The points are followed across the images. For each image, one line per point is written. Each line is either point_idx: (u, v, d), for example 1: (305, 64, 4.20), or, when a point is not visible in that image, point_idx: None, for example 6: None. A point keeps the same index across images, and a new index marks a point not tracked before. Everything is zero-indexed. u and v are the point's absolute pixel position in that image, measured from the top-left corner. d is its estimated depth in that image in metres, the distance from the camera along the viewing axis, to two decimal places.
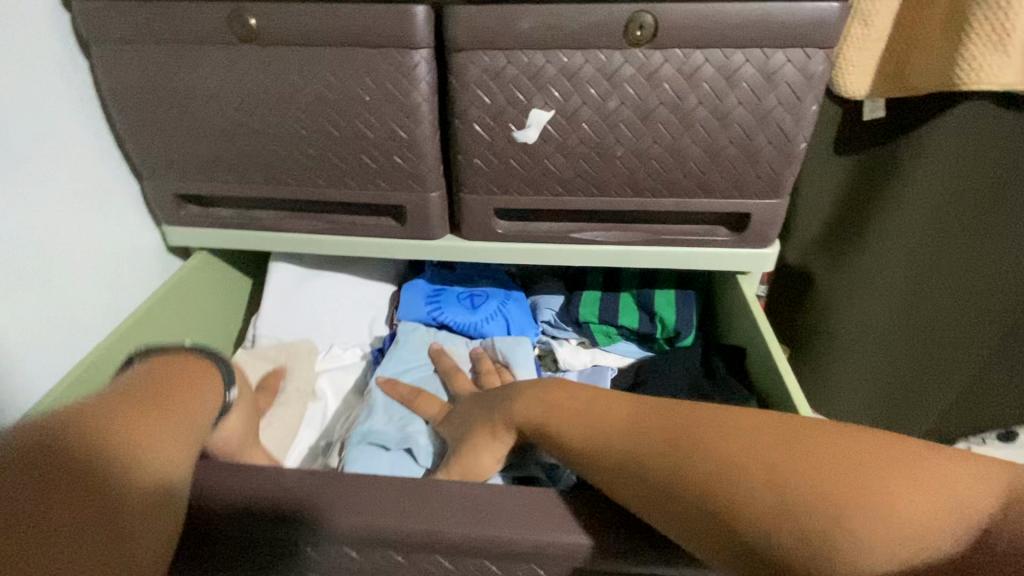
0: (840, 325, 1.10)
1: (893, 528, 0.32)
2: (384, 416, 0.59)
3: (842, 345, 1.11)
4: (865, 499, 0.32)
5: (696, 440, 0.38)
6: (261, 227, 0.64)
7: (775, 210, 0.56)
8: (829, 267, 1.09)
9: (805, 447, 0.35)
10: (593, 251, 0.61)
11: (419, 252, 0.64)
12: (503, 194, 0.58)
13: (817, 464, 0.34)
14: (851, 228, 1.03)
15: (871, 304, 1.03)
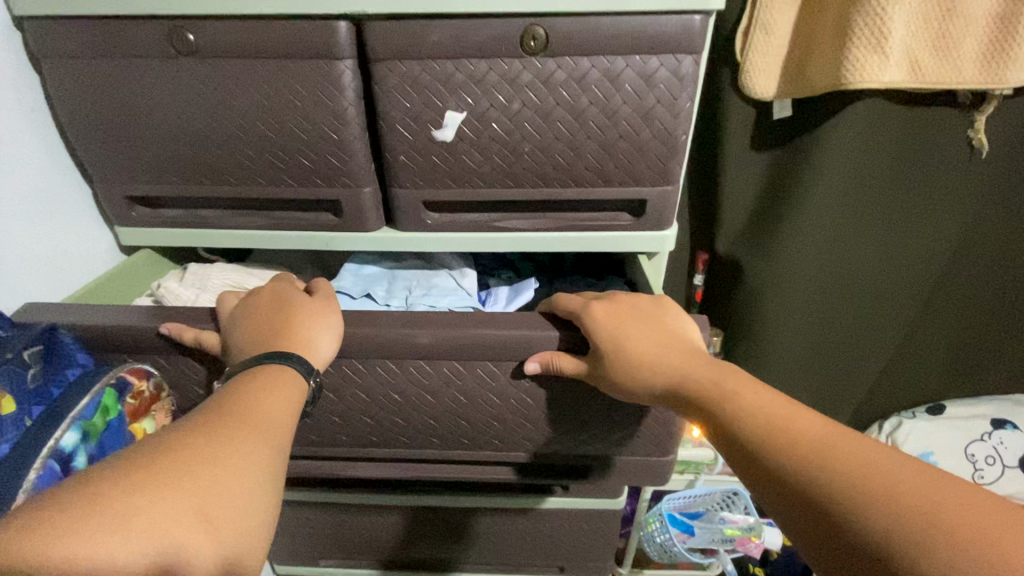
0: (775, 305, 1.18)
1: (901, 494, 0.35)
2: (349, 279, 0.75)
3: (780, 322, 1.19)
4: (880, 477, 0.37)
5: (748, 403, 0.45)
6: (209, 224, 0.70)
7: (663, 195, 0.63)
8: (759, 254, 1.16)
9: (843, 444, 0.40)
10: (510, 239, 0.68)
11: (354, 244, 0.70)
12: (429, 188, 0.64)
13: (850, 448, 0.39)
14: (774, 217, 1.11)
15: (801, 281, 1.14)
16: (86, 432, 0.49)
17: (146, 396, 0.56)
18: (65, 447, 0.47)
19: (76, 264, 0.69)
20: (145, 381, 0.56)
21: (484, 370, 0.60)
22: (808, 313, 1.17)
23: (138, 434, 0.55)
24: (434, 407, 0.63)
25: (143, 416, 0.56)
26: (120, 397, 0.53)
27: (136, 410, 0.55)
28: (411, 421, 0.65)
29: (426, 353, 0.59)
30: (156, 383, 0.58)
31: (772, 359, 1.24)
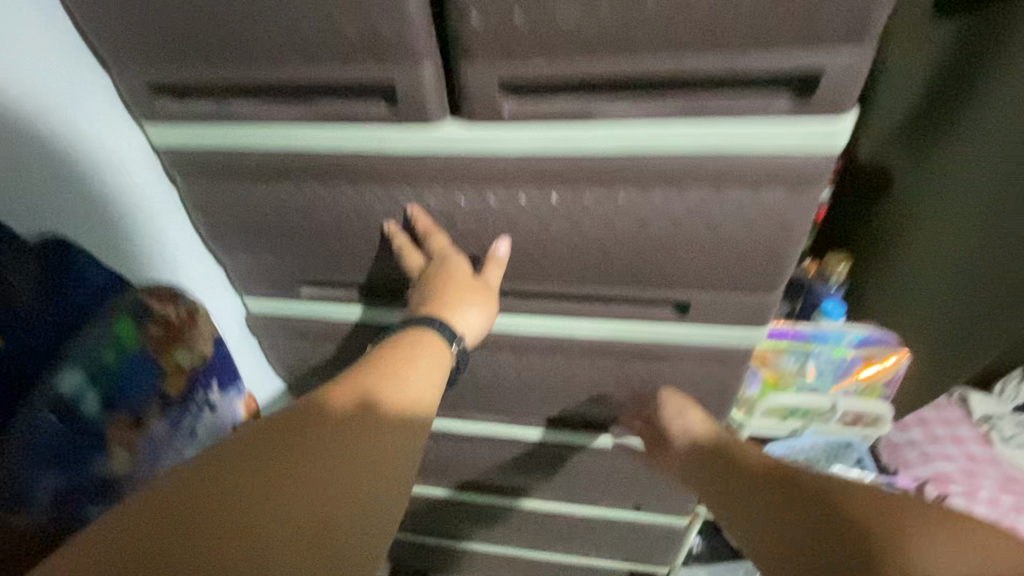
0: (922, 229, 0.92)
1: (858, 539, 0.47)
2: None
3: (924, 254, 0.93)
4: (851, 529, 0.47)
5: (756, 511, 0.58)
6: (243, 120, 0.58)
7: (847, 59, 0.43)
8: (916, 163, 0.89)
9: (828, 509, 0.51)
10: (613, 132, 0.51)
11: (412, 143, 0.55)
12: (509, 60, 0.48)
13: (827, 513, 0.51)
14: (947, 112, 0.82)
15: (962, 209, 0.85)
16: (94, 369, 0.55)
17: (176, 321, 0.64)
18: (73, 391, 0.53)
19: (103, 170, 0.59)
20: (173, 305, 0.64)
21: (593, 197, 0.56)
22: (963, 251, 0.87)
23: (170, 364, 0.63)
24: (541, 236, 0.61)
25: (173, 343, 0.64)
26: (138, 328, 0.59)
27: (163, 337, 0.62)
28: (517, 254, 0.63)
29: (535, 177, 0.56)
30: (187, 307, 0.66)
31: (907, 298, 0.99)
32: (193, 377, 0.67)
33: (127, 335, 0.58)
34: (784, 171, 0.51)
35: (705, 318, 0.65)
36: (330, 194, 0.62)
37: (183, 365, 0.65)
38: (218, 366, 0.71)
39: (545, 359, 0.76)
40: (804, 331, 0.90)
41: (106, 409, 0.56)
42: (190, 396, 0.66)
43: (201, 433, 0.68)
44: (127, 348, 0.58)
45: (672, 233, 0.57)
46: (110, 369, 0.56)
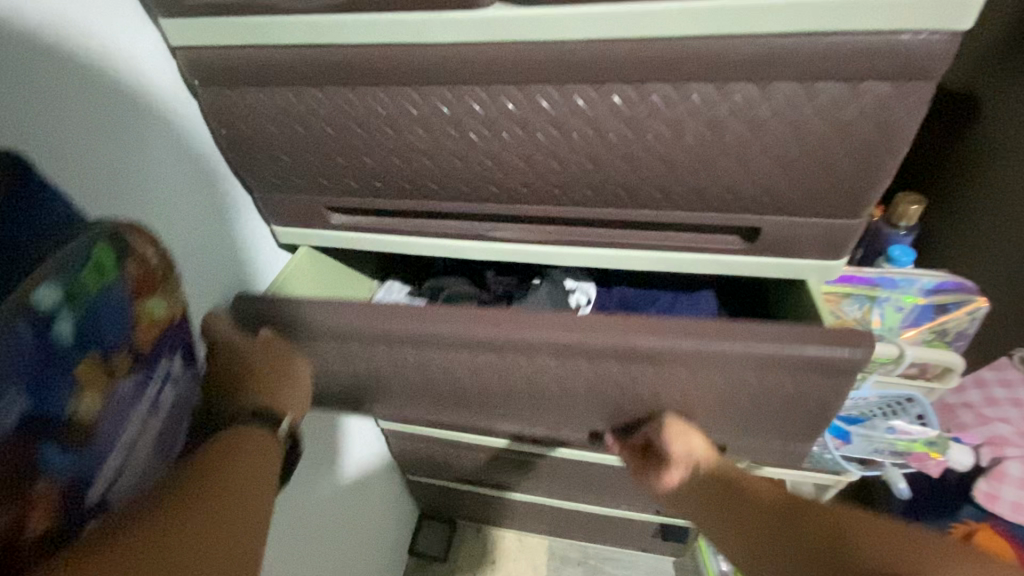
0: (1002, 169, 0.83)
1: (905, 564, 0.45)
2: None
3: (1001, 198, 0.84)
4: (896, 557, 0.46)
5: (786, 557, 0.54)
6: (267, 9, 0.51)
7: None
8: (1008, 88, 0.80)
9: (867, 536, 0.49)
10: (693, 10, 0.43)
11: (456, 32, 0.48)
12: None
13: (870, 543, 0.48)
14: None
15: None
16: (70, 293, 0.35)
17: (158, 263, 0.42)
18: (44, 308, 0.33)
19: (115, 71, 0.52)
20: (157, 244, 0.41)
21: (659, 97, 0.49)
22: None
23: (145, 316, 0.42)
24: (596, 148, 0.54)
25: (152, 289, 0.42)
26: (120, 257, 0.38)
27: (145, 278, 0.41)
28: (568, 169, 0.56)
29: (596, 72, 0.48)
30: (170, 250, 0.43)
31: (978, 251, 0.91)
32: (163, 339, 0.45)
33: (109, 263, 0.37)
34: (892, 59, 0.43)
35: (776, 245, 0.58)
36: (361, 100, 0.56)
37: (159, 318, 0.43)
38: (187, 330, 0.48)
39: (597, 365, 0.62)
40: (869, 276, 0.85)
41: (59, 363, 0.35)
42: (156, 361, 0.44)
43: (162, 407, 0.46)
44: (109, 278, 0.37)
45: (752, 141, 0.50)
46: (88, 297, 0.36)
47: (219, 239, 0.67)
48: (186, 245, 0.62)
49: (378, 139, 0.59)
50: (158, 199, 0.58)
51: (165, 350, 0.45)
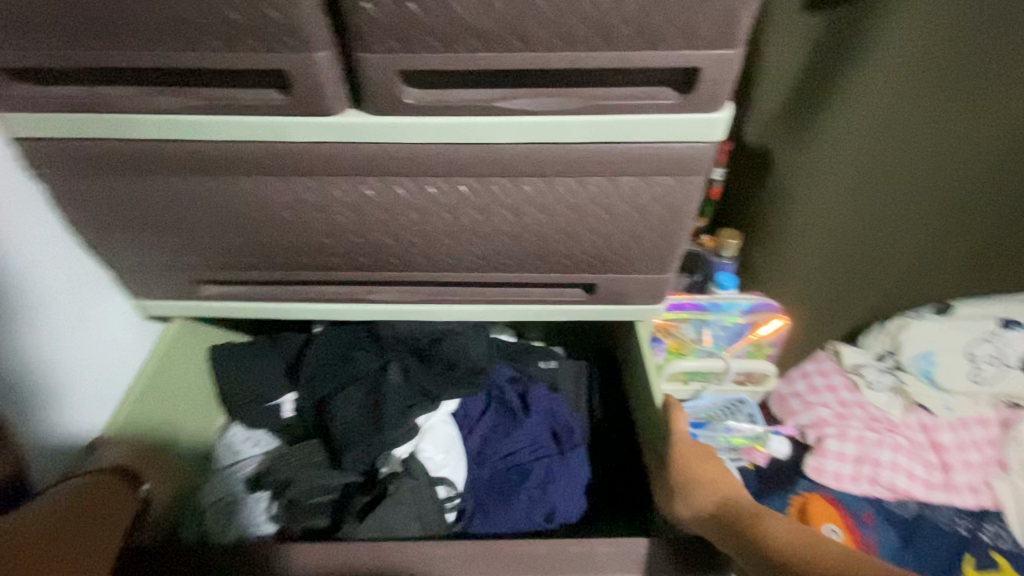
0: (789, 211, 1.06)
1: (794, 538, 0.51)
2: None
3: (792, 231, 1.08)
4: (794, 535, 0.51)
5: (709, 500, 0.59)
6: (116, 106, 0.53)
7: (716, 59, 0.48)
8: (788, 145, 1.01)
9: (765, 517, 0.55)
10: (512, 122, 0.52)
11: (312, 133, 0.54)
12: (408, 50, 0.48)
13: (777, 522, 0.53)
14: (808, 103, 0.95)
15: (822, 190, 0.99)
16: None
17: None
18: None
19: None
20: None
21: (499, 187, 0.58)
22: (820, 231, 1.04)
23: None
24: (450, 225, 0.61)
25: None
26: None
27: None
28: (428, 241, 0.63)
29: (442, 167, 0.56)
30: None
31: (784, 271, 1.14)
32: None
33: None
34: (669, 161, 0.56)
35: (611, 296, 0.70)
36: (224, 187, 0.59)
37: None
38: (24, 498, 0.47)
39: None
40: (700, 302, 1.00)
41: None
42: None
43: None
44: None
45: (575, 220, 0.61)
46: None
47: (60, 332, 0.65)
48: (10, 338, 0.59)
49: (247, 220, 0.61)
50: None
51: None
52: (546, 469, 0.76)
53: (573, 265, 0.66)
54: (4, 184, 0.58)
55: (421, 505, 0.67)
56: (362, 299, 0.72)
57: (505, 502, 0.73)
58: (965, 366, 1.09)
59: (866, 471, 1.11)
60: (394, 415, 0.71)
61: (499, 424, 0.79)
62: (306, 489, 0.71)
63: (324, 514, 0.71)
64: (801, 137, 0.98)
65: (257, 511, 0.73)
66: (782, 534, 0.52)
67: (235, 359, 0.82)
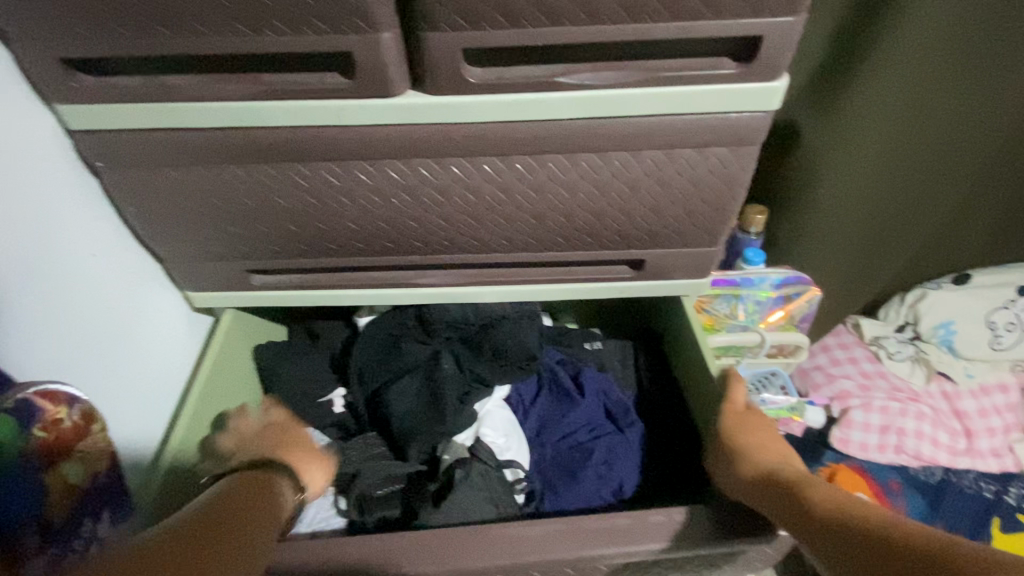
0: (822, 199, 1.06)
1: (838, 497, 0.52)
2: None
3: (824, 219, 1.08)
4: (840, 495, 0.52)
5: (757, 471, 0.60)
6: (177, 94, 0.53)
7: (780, 29, 0.49)
8: (815, 132, 1.01)
9: (811, 483, 0.55)
10: (572, 96, 0.53)
11: (373, 116, 0.54)
12: (472, 27, 0.48)
13: (823, 488, 0.54)
14: (831, 92, 0.95)
15: (854, 179, 1.00)
16: None
17: (67, 426, 0.49)
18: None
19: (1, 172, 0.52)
20: (65, 407, 0.49)
21: (556, 165, 0.58)
22: (855, 221, 1.04)
23: (61, 480, 0.49)
24: (505, 206, 0.62)
25: (64, 456, 0.49)
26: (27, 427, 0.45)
27: (52, 445, 0.48)
28: (481, 224, 0.64)
29: (500, 146, 0.56)
30: (83, 409, 0.51)
31: (814, 255, 1.14)
32: (81, 504, 0.51)
33: (15, 438, 0.44)
34: (727, 132, 0.56)
35: (659, 272, 0.71)
36: (282, 174, 0.59)
37: (73, 483, 0.50)
38: (112, 491, 0.56)
39: (544, 570, 0.62)
40: (733, 278, 1.01)
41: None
42: (81, 522, 0.51)
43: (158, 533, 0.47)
44: (14, 453, 0.44)
45: (630, 198, 0.61)
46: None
47: (119, 327, 0.66)
48: (73, 335, 0.60)
49: (302, 209, 0.62)
50: (49, 289, 0.57)
51: (87, 509, 0.52)
52: (608, 447, 0.78)
53: (626, 242, 0.66)
54: (63, 178, 0.58)
55: (492, 489, 0.71)
56: (411, 283, 0.72)
57: (571, 481, 0.75)
58: (983, 333, 1.14)
59: (892, 440, 1.12)
60: (452, 404, 0.75)
61: (554, 406, 0.82)
62: (374, 479, 0.72)
63: (395, 504, 0.71)
64: (827, 124, 0.99)
65: (324, 506, 0.73)
66: (824, 496, 0.52)
67: (283, 357, 0.83)
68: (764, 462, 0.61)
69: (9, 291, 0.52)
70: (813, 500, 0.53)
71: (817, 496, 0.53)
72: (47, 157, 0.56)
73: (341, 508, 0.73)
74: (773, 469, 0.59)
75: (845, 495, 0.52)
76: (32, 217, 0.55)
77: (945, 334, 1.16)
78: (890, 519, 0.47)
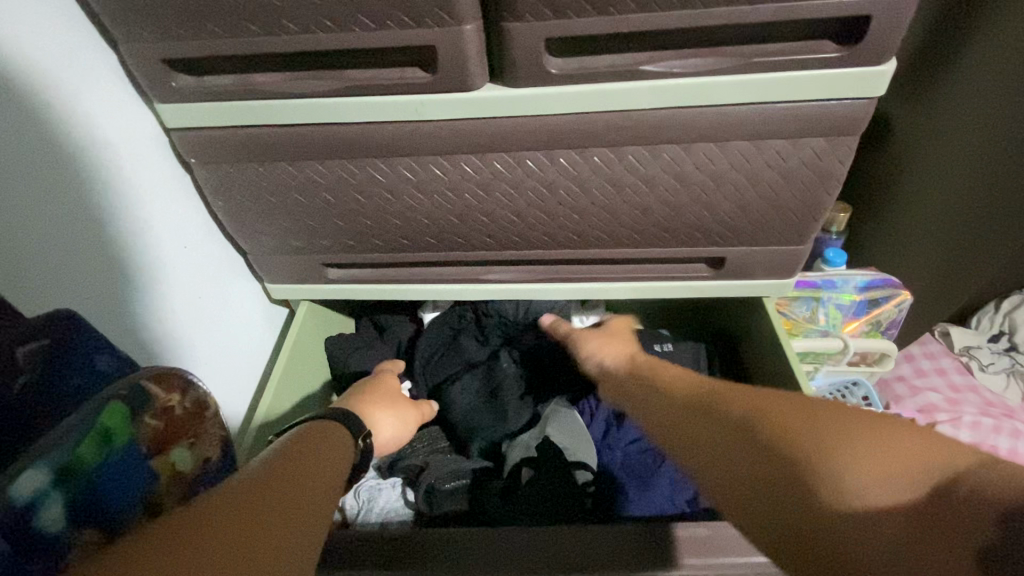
0: (916, 198, 0.96)
1: (733, 439, 0.44)
2: None
3: (918, 221, 0.98)
4: (735, 432, 0.44)
5: (666, 412, 0.53)
6: (266, 92, 0.55)
7: (895, 5, 0.45)
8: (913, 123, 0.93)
9: (713, 419, 0.48)
10: (657, 86, 0.50)
11: (451, 110, 0.54)
12: (555, 16, 0.47)
13: (723, 424, 0.46)
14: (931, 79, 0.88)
15: (949, 175, 0.90)
16: (74, 468, 0.35)
17: (179, 412, 0.45)
18: (27, 497, 0.32)
19: (108, 169, 0.55)
20: (178, 394, 0.45)
21: (635, 157, 0.56)
22: (951, 221, 0.93)
23: (168, 468, 0.43)
24: (579, 200, 0.60)
25: (171, 444, 0.44)
26: (135, 413, 0.40)
27: (161, 434, 0.43)
28: (554, 219, 0.62)
29: (578, 139, 0.55)
30: (195, 396, 0.47)
31: (908, 261, 1.03)
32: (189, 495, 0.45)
33: (123, 426, 0.39)
34: (826, 120, 0.52)
35: (739, 271, 0.67)
36: (360, 169, 0.60)
37: (180, 472, 0.44)
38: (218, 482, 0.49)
39: None
40: (815, 280, 0.94)
41: (80, 523, 0.36)
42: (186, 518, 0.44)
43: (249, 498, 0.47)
44: (122, 442, 0.39)
45: (712, 192, 0.58)
46: (89, 468, 0.36)
47: (206, 316, 0.70)
48: (166, 321, 0.63)
49: (377, 202, 0.63)
50: (147, 277, 0.60)
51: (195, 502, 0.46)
52: None
53: (705, 238, 0.63)
54: (161, 173, 0.62)
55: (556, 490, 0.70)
56: (479, 278, 0.72)
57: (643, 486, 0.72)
58: None
59: None
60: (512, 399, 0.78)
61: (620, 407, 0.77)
62: (440, 474, 0.72)
63: (462, 499, 0.71)
64: (923, 114, 0.91)
65: (393, 497, 0.75)
66: (724, 436, 0.45)
67: (354, 349, 0.86)
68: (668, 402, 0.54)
69: (110, 278, 0.56)
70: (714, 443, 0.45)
71: (716, 438, 0.45)
72: (147, 155, 0.60)
73: (408, 501, 0.74)
74: (678, 406, 0.52)
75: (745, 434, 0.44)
76: (133, 210, 0.58)
77: None
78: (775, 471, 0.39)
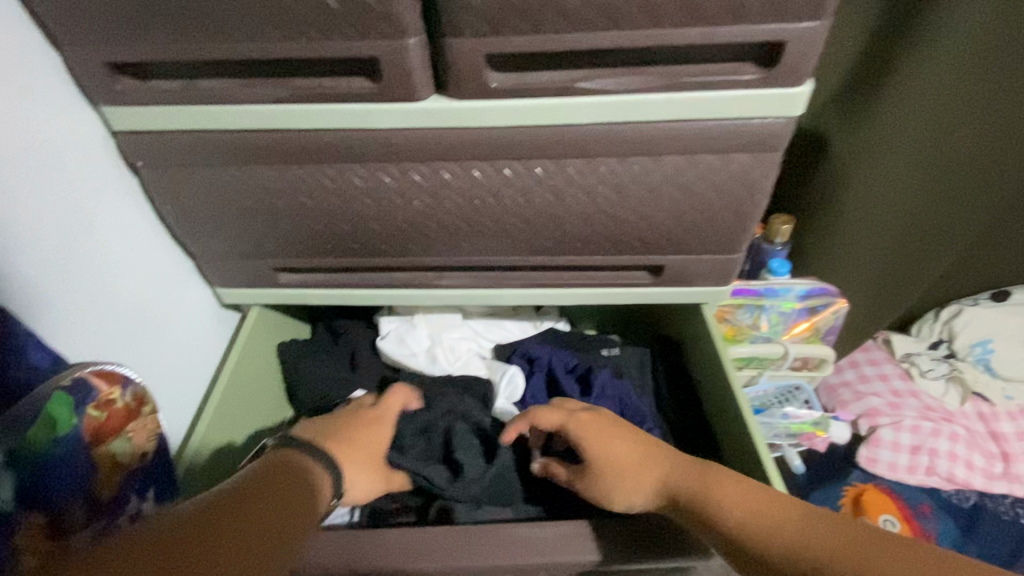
0: (850, 210, 1.03)
1: (734, 510, 0.52)
2: None
3: (852, 229, 1.05)
4: (723, 503, 0.53)
5: (646, 479, 0.60)
6: (213, 97, 0.55)
7: (804, 34, 0.49)
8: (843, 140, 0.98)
9: (705, 488, 0.55)
10: (592, 102, 0.53)
11: (397, 120, 0.56)
12: (494, 34, 0.49)
13: (722, 500, 0.54)
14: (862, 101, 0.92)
15: (881, 189, 0.97)
16: (20, 451, 0.44)
17: (118, 407, 0.52)
18: None
19: (49, 171, 0.55)
20: (118, 388, 0.52)
21: (574, 168, 0.59)
22: (885, 230, 1.01)
23: (108, 456, 0.52)
24: (524, 208, 0.62)
25: (111, 435, 0.52)
26: (77, 406, 0.48)
27: (100, 425, 0.51)
28: (500, 226, 0.65)
29: (519, 150, 0.57)
30: (136, 391, 0.54)
31: (843, 267, 1.11)
32: (127, 481, 0.54)
33: (64, 419, 0.47)
34: (749, 138, 0.56)
35: (678, 278, 0.71)
36: (309, 175, 0.61)
37: (119, 461, 0.53)
38: (158, 470, 0.58)
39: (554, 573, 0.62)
40: (757, 288, 0.99)
41: (27, 500, 0.45)
42: (122, 500, 0.53)
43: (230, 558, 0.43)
44: (65, 432, 0.47)
45: (648, 202, 0.61)
46: (36, 451, 0.45)
47: (152, 320, 0.69)
48: (109, 325, 0.63)
49: (326, 208, 0.64)
50: (91, 279, 0.60)
51: (131, 486, 0.54)
52: None
53: (644, 246, 0.66)
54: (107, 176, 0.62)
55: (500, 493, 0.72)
56: (431, 283, 0.73)
57: None
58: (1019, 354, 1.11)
59: (923, 461, 1.07)
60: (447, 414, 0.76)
61: None
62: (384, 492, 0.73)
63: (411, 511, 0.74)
64: (854, 133, 0.96)
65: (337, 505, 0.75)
66: (728, 511, 0.53)
67: (305, 354, 0.85)
68: (621, 470, 0.60)
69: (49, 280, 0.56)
70: (719, 521, 0.53)
71: (723, 518, 0.53)
72: (93, 156, 0.60)
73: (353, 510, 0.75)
74: (649, 476, 0.59)
75: (740, 504, 0.53)
76: (76, 212, 0.58)
77: (983, 352, 1.13)
78: (776, 535, 0.49)
